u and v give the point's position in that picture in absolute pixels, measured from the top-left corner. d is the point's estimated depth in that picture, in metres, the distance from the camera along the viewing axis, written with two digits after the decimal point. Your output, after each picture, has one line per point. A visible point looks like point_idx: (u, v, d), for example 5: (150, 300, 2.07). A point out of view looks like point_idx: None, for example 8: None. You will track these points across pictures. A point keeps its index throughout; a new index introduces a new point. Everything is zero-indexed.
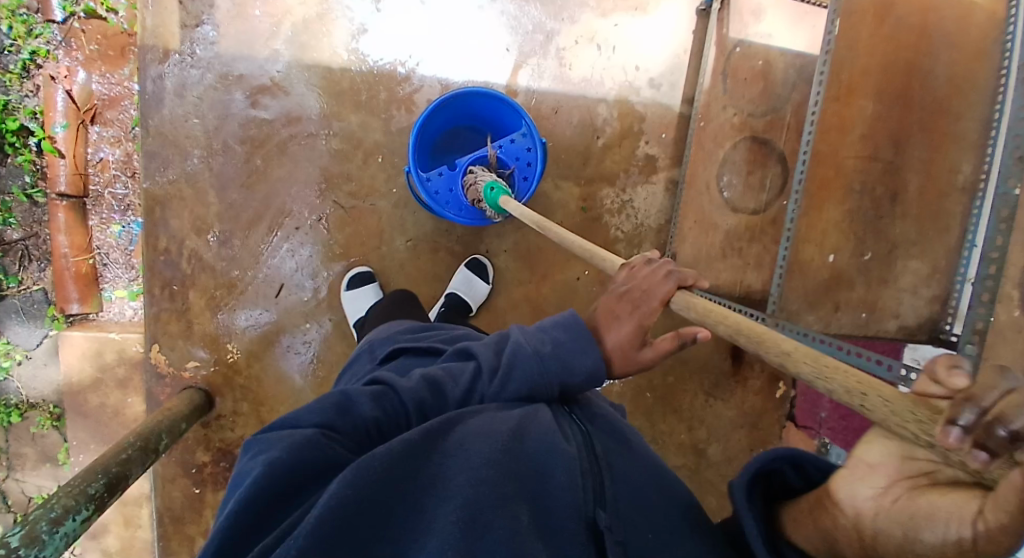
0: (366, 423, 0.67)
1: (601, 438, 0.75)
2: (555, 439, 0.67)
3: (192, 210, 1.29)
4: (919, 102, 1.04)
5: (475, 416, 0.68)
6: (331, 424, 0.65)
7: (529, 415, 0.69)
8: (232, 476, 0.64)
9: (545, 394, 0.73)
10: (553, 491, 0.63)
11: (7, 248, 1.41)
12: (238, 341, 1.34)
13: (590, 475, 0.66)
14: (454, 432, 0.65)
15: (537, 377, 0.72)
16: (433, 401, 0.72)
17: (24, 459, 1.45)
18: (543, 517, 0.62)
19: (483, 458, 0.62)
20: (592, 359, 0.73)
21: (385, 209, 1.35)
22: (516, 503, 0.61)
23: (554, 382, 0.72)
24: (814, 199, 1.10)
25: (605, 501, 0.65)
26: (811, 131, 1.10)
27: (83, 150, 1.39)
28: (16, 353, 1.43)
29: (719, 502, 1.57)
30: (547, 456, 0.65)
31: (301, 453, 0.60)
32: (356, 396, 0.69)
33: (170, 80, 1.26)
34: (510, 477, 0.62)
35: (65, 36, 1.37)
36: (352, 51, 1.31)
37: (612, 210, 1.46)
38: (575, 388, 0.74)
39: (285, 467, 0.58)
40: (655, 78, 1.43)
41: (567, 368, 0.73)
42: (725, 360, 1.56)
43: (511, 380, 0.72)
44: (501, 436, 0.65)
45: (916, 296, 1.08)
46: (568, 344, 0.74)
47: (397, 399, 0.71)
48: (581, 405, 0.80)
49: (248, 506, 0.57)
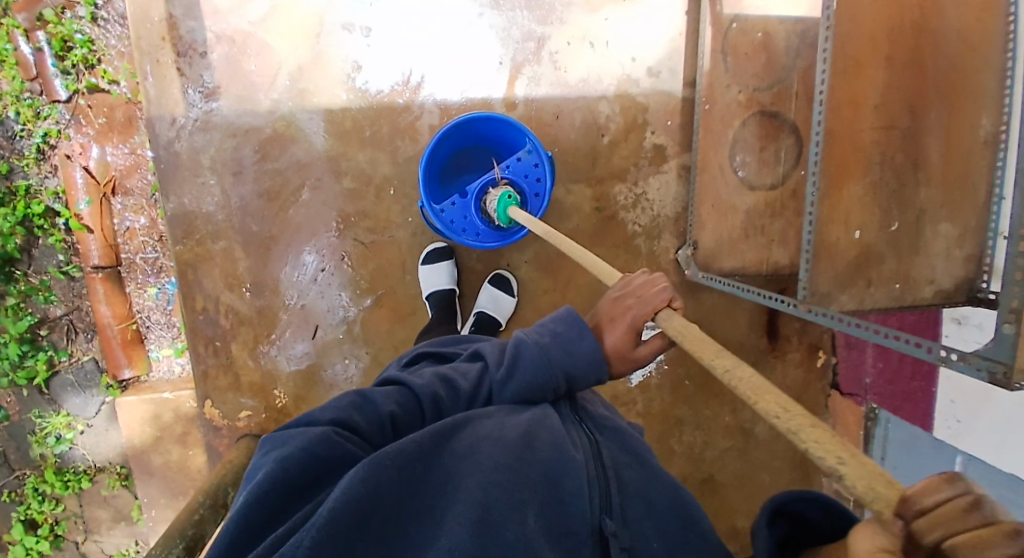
0: (381, 417, 0.73)
1: (611, 448, 0.77)
2: (564, 445, 0.71)
3: (221, 267, 1.34)
4: (932, 64, 1.04)
5: (482, 418, 0.73)
6: (347, 420, 0.71)
7: (540, 419, 0.74)
8: (247, 470, 0.69)
9: (552, 382, 0.78)
10: (564, 497, 0.67)
11: (54, 325, 1.48)
12: (284, 385, 1.39)
13: (598, 484, 0.69)
14: (467, 435, 0.70)
15: (540, 361, 0.77)
16: (446, 393, 0.78)
17: (100, 521, 1.56)
18: (551, 520, 0.65)
19: (494, 461, 0.66)
20: (589, 344, 0.79)
21: (404, 238, 1.37)
22: (526, 507, 0.64)
23: (559, 370, 0.78)
24: (834, 179, 1.05)
25: (612, 509, 0.68)
26: (822, 109, 1.04)
27: (109, 222, 1.44)
28: (76, 423, 1.51)
29: (772, 477, 1.58)
30: (556, 461, 0.69)
31: (315, 448, 0.64)
32: (373, 394, 0.76)
33: (182, 145, 1.30)
34: (520, 480, 0.66)
35: (73, 114, 1.41)
36: (350, 89, 1.32)
37: (627, 206, 1.45)
38: (578, 376, 0.79)
39: (299, 460, 0.63)
40: (653, 67, 1.40)
41: (569, 353, 0.79)
42: (762, 337, 1.54)
43: (517, 369, 0.78)
44: (513, 441, 0.69)
45: (950, 258, 1.09)
46: (568, 334, 0.80)
47: (411, 394, 0.77)
48: (593, 416, 0.83)
49: (262, 496, 0.61)
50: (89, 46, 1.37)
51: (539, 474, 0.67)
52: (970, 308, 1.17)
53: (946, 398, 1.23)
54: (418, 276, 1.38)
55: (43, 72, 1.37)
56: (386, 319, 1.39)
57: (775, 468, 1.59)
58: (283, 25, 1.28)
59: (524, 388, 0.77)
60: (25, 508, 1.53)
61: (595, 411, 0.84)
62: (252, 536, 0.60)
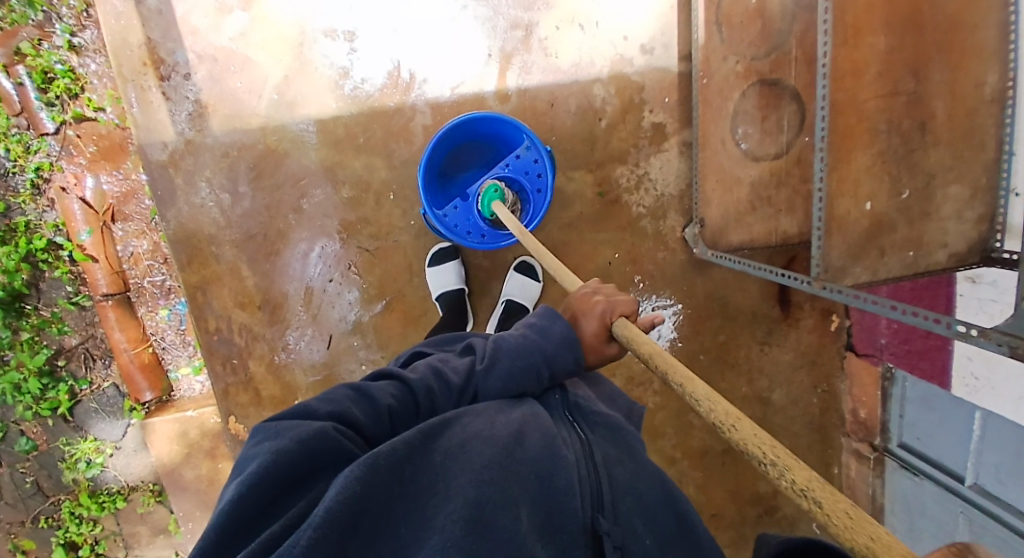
0: (378, 410, 0.73)
1: (602, 445, 0.77)
2: (553, 445, 0.71)
3: (230, 288, 1.33)
4: (932, 22, 1.01)
5: (466, 418, 0.73)
6: (346, 414, 0.70)
7: (530, 418, 0.75)
8: (234, 466, 0.66)
9: (535, 368, 0.81)
10: (556, 495, 0.66)
11: (71, 355, 1.50)
12: (304, 396, 1.39)
13: (589, 483, 0.69)
14: (457, 432, 0.70)
15: (521, 348, 0.82)
16: (438, 384, 0.79)
17: (140, 537, 1.59)
18: (546, 516, 0.65)
19: (486, 458, 0.66)
20: (562, 326, 0.85)
21: (408, 242, 1.36)
22: (517, 504, 0.63)
23: (540, 357, 0.82)
24: (842, 150, 1.03)
25: (604, 508, 0.68)
26: (825, 83, 1.00)
27: (112, 249, 1.44)
28: (105, 447, 1.54)
29: (792, 442, 1.60)
30: (546, 459, 0.69)
31: (310, 442, 0.62)
32: (370, 387, 0.75)
33: (176, 170, 1.28)
34: (512, 477, 0.65)
35: (62, 144, 1.39)
36: (340, 97, 1.30)
37: (630, 188, 1.43)
38: (559, 359, 0.83)
39: (295, 453, 0.61)
40: (646, 44, 1.37)
41: (546, 336, 0.84)
42: (774, 306, 1.54)
43: (504, 358, 0.81)
44: (503, 440, 0.69)
45: (961, 221, 1.08)
46: (547, 327, 0.86)
47: (406, 387, 0.77)
48: (582, 413, 0.83)
49: (252, 489, 0.58)
50: (71, 75, 1.36)
51: (531, 472, 0.67)
52: (985, 269, 1.16)
53: (964, 354, 1.23)
54: (426, 278, 1.38)
55: (27, 106, 1.35)
56: (398, 322, 1.39)
57: (794, 432, 1.60)
58: (263, 38, 1.26)
59: (511, 375, 0.80)
60: (63, 532, 1.56)
61: (588, 409, 0.84)
62: (237, 531, 0.57)
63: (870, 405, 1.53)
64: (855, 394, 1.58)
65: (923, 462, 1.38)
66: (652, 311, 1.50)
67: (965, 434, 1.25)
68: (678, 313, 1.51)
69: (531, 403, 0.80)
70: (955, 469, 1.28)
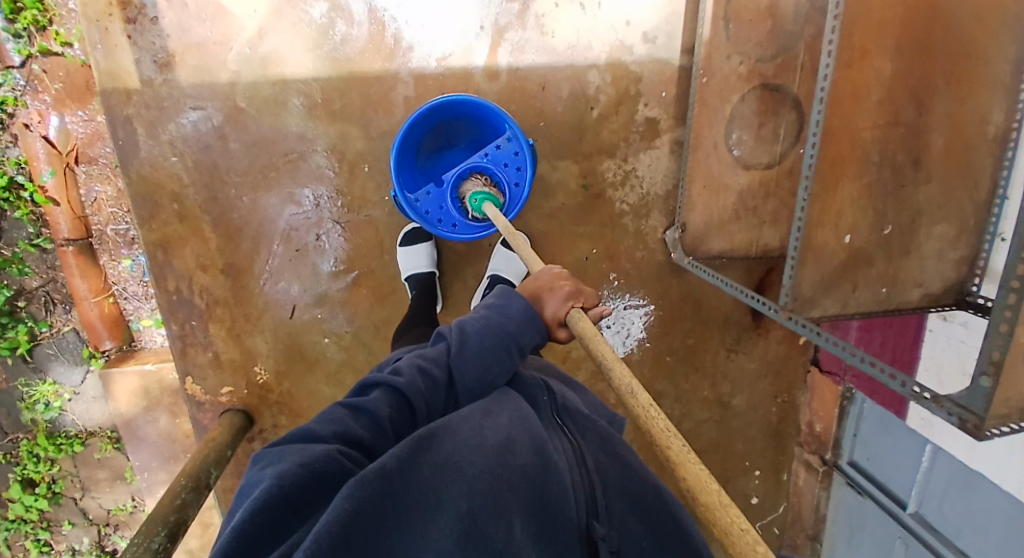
0: (379, 421, 0.74)
1: (593, 450, 0.78)
2: (545, 452, 0.70)
3: (193, 249, 1.29)
4: (945, 50, 0.94)
5: (458, 423, 0.71)
6: (348, 433, 0.70)
7: (518, 423, 0.74)
8: (239, 488, 0.65)
9: (502, 344, 0.83)
10: (551, 502, 0.66)
11: (30, 297, 1.45)
12: (265, 362, 1.37)
13: (583, 489, 0.70)
14: (446, 442, 0.68)
15: (486, 327, 0.83)
16: (426, 384, 0.79)
17: (98, 480, 1.58)
18: (539, 525, 0.64)
19: (477, 468, 0.64)
20: (519, 304, 0.87)
21: (381, 218, 1.32)
22: (511, 513, 0.62)
23: (502, 332, 0.84)
24: (829, 179, 0.97)
25: (598, 512, 0.69)
26: (821, 107, 0.93)
27: (75, 193, 1.38)
28: (64, 391, 1.51)
29: (746, 446, 1.63)
30: (538, 467, 0.68)
31: (313, 465, 0.62)
32: (364, 401, 0.75)
33: (139, 122, 1.21)
34: (504, 486, 0.64)
35: (28, 80, 1.32)
36: (318, 57, 1.22)
37: (615, 183, 1.38)
38: (523, 335, 0.85)
39: (298, 476, 0.60)
40: (649, 32, 1.29)
41: (506, 315, 0.86)
42: (746, 314, 1.52)
43: (472, 340, 0.83)
44: (493, 448, 0.68)
45: (941, 260, 1.06)
46: (501, 302, 0.88)
47: (399, 394, 0.77)
48: (573, 417, 0.85)
49: (259, 513, 0.57)
50: (39, 6, 1.27)
51: (524, 479, 0.66)
52: (970, 315, 1.13)
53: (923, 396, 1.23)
54: (396, 256, 1.34)
55: None
56: (366, 298, 1.36)
57: (749, 436, 1.62)
58: None
59: (484, 354, 0.82)
60: (21, 469, 1.53)
61: (575, 412, 0.86)
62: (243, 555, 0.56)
63: (826, 420, 1.55)
64: (813, 406, 1.59)
65: (868, 481, 1.44)
66: (624, 309, 1.47)
67: (912, 462, 1.29)
68: (649, 313, 1.49)
69: (512, 396, 0.82)
70: (900, 494, 1.33)
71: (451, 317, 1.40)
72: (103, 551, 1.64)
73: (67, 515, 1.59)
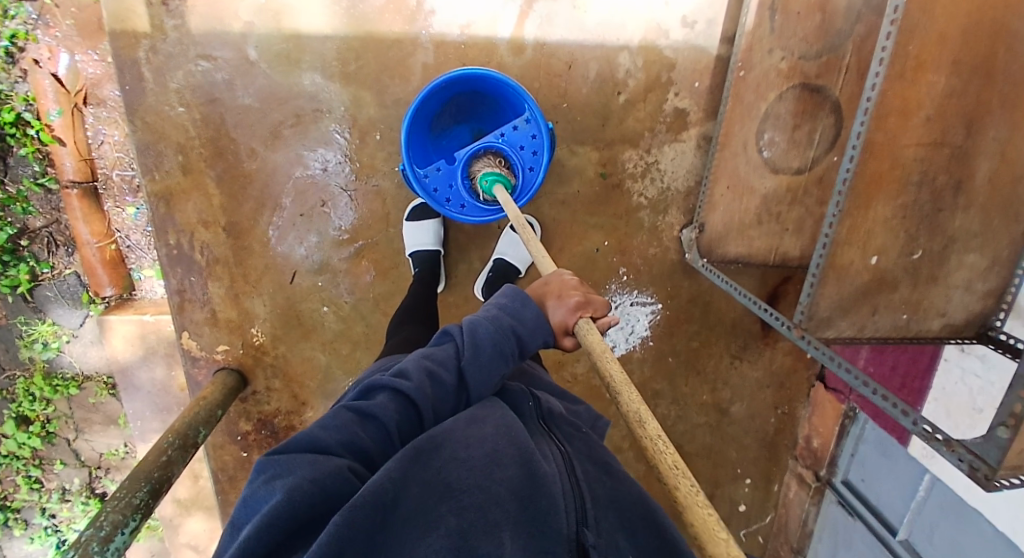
0: (387, 429, 0.69)
1: (581, 462, 0.73)
2: (532, 462, 0.66)
3: (196, 203, 1.25)
4: (1006, 68, 0.87)
5: (450, 435, 0.68)
6: (355, 442, 0.67)
7: (503, 432, 0.70)
8: (240, 501, 0.61)
9: (512, 349, 0.78)
10: (540, 514, 0.60)
11: (33, 237, 1.44)
12: (261, 325, 1.35)
13: (572, 497, 0.64)
14: (435, 460, 0.64)
15: (497, 330, 0.78)
16: (435, 389, 0.74)
17: (91, 423, 1.59)
18: (530, 539, 0.58)
19: (464, 484, 0.61)
20: (533, 308, 0.81)
21: (389, 189, 1.28)
22: (501, 528, 0.58)
23: (512, 335, 0.79)
24: (862, 198, 0.91)
25: (588, 520, 0.62)
26: (864, 118, 0.86)
27: (82, 135, 1.35)
28: (63, 333, 1.51)
29: (740, 454, 1.59)
30: (526, 479, 0.63)
31: (325, 481, 0.59)
32: (371, 406, 0.70)
33: (147, 67, 1.17)
34: (491, 501, 0.60)
35: (40, 13, 1.28)
36: (338, 14, 1.18)
37: (635, 174, 1.32)
38: (531, 340, 0.80)
39: (308, 492, 0.57)
40: (688, 16, 1.22)
41: (518, 318, 0.80)
42: (755, 322, 1.48)
43: (483, 344, 0.77)
44: (480, 462, 0.64)
45: (969, 291, 1.01)
46: (510, 304, 0.82)
47: (406, 398, 0.72)
48: (559, 425, 0.80)
49: (265, 528, 0.54)
50: None
51: (511, 494, 0.61)
52: (992, 353, 1.08)
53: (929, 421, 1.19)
54: (402, 231, 1.31)
55: None
56: (366, 271, 1.33)
57: (745, 444, 1.59)
58: None
59: (496, 360, 0.77)
60: (16, 406, 1.55)
61: (561, 418, 0.81)
62: None
63: (825, 436, 1.51)
64: (813, 421, 1.55)
65: (862, 502, 1.40)
66: (630, 305, 1.43)
67: (908, 489, 1.25)
68: (656, 312, 1.44)
69: (500, 406, 0.76)
70: (891, 519, 1.29)
71: (452, 298, 1.37)
72: (92, 494, 1.65)
73: (61, 455, 1.61)
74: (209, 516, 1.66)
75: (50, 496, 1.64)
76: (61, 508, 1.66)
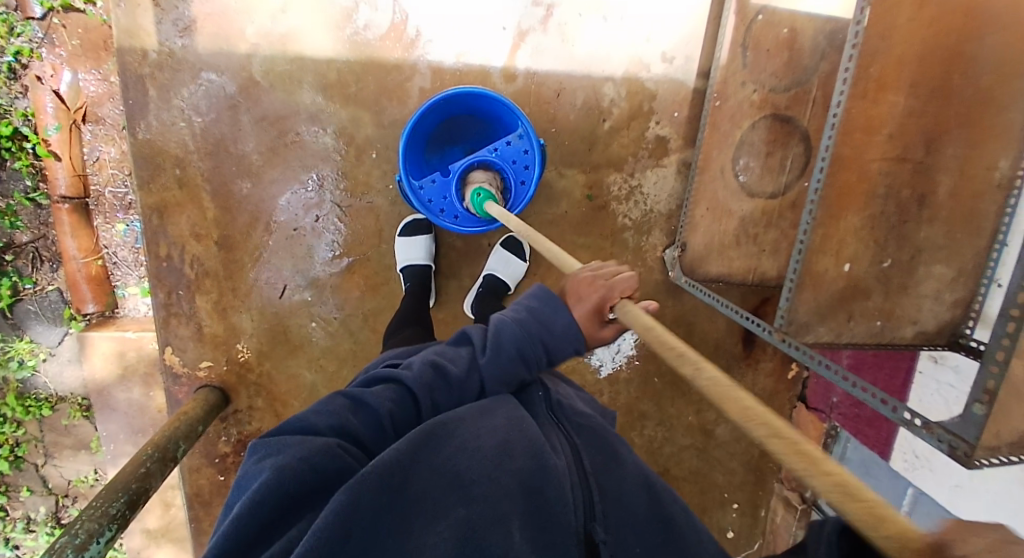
0: (380, 416, 0.67)
1: (592, 452, 0.72)
2: (544, 453, 0.65)
3: (190, 216, 1.27)
4: (959, 91, 0.96)
5: (460, 420, 0.66)
6: (346, 426, 0.65)
7: (514, 424, 0.67)
8: (236, 480, 0.62)
9: (534, 356, 0.73)
10: (549, 507, 0.61)
11: (18, 251, 1.43)
12: (248, 340, 1.34)
13: (581, 491, 0.64)
14: (446, 445, 0.63)
15: (520, 335, 0.72)
16: (439, 383, 0.72)
17: (61, 447, 1.53)
18: (537, 532, 0.59)
19: (474, 474, 0.61)
20: (565, 318, 0.72)
21: (383, 205, 1.32)
22: (509, 519, 0.58)
23: (537, 343, 0.73)
24: (834, 208, 0.98)
25: (596, 516, 0.63)
26: (832, 133, 0.95)
27: (79, 150, 1.37)
28: (39, 351, 1.47)
29: (726, 478, 1.59)
30: (536, 471, 0.63)
31: (315, 459, 0.59)
32: (366, 394, 0.69)
33: (152, 84, 1.21)
34: (501, 492, 0.60)
35: (47, 32, 1.32)
36: (340, 40, 1.24)
37: (620, 197, 1.38)
38: (559, 350, 0.73)
39: (297, 472, 0.57)
40: (667, 52, 1.33)
41: (548, 326, 0.73)
42: (736, 343, 1.52)
43: (501, 347, 0.73)
44: (491, 452, 0.63)
45: (938, 301, 1.07)
46: (543, 309, 0.74)
47: (406, 389, 0.71)
48: (569, 415, 0.77)
49: (257, 506, 0.55)
50: None
51: (521, 485, 0.61)
52: (963, 360, 1.14)
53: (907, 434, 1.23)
54: (394, 247, 1.33)
55: None
56: (357, 287, 1.35)
57: (730, 468, 1.60)
58: None
59: (512, 364, 0.73)
60: None
61: (570, 410, 0.78)
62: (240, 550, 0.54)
63: None
64: None
65: None
66: None
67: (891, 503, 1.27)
68: None
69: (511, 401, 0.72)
70: None
71: (441, 315, 1.38)
72: (57, 524, 1.57)
73: (27, 482, 1.54)
74: (178, 549, 1.58)
75: (14, 525, 1.56)
76: (23, 538, 1.58)
